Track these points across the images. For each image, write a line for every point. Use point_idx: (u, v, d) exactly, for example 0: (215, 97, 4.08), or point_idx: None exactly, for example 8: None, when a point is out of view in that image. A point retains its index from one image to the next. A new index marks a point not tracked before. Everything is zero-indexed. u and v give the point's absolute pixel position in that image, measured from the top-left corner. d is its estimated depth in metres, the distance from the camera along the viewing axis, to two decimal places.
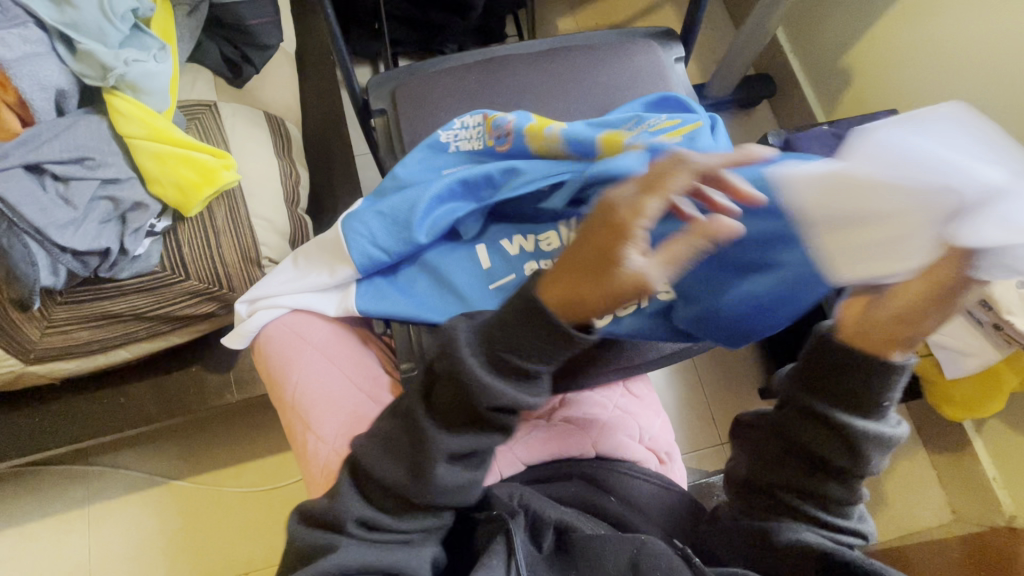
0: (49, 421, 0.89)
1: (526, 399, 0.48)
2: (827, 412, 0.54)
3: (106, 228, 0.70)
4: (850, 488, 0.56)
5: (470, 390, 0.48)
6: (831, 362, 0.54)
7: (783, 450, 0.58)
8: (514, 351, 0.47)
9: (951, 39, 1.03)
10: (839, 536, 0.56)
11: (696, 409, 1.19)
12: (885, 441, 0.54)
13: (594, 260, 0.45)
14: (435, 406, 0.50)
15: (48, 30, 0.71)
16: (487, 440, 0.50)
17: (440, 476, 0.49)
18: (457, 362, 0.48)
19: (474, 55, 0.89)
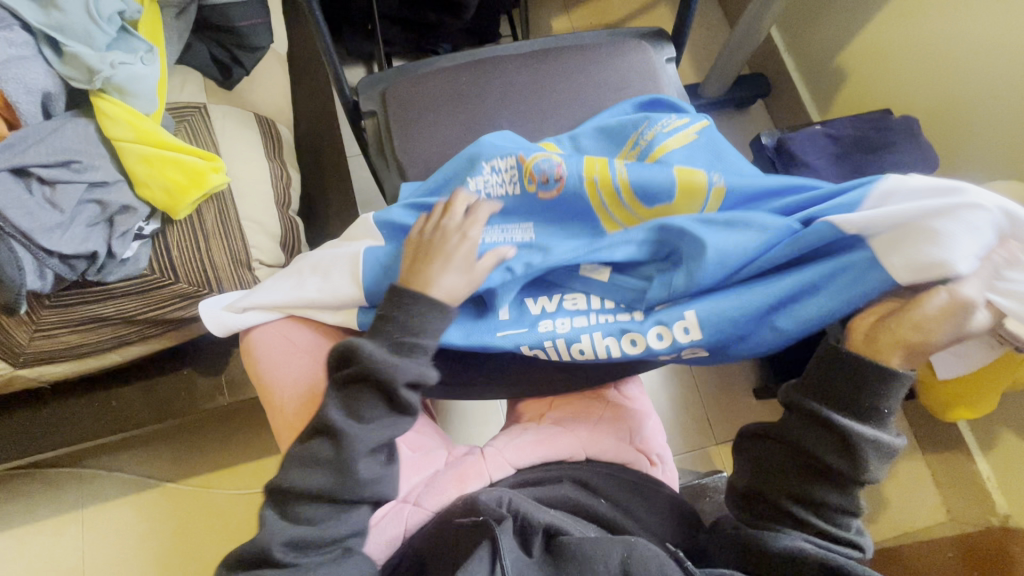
0: (39, 424, 0.89)
1: (425, 380, 0.57)
2: (827, 418, 0.52)
3: (94, 232, 0.70)
4: (849, 498, 0.54)
5: (376, 376, 0.56)
6: (831, 368, 0.52)
7: (783, 456, 0.56)
8: (407, 332, 0.58)
9: (943, 38, 1.03)
10: (835, 546, 0.54)
11: (690, 409, 1.19)
12: (886, 451, 0.52)
13: (439, 253, 0.61)
14: (347, 397, 0.57)
15: (34, 33, 0.70)
16: (399, 428, 0.57)
17: (359, 469, 0.55)
18: (356, 359, 0.56)
19: (465, 56, 0.89)
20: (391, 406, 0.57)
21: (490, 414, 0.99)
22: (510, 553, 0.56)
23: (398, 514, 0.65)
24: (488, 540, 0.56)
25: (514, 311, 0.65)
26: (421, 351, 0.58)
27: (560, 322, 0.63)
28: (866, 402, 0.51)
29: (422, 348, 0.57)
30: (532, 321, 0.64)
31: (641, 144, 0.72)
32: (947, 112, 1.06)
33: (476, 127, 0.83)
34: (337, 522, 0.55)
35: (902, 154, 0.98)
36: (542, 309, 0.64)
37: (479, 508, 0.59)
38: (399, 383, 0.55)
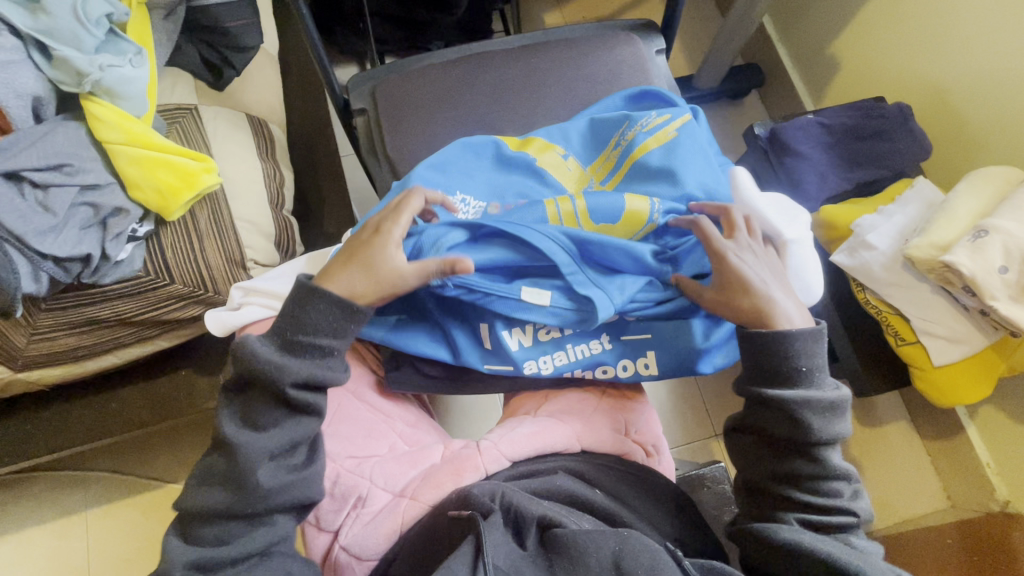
0: (37, 428, 0.89)
1: (322, 378, 0.58)
2: (766, 394, 0.59)
3: (88, 234, 0.71)
4: (825, 464, 0.58)
5: (267, 379, 0.56)
6: (756, 347, 0.59)
7: (761, 446, 0.61)
8: (299, 332, 0.58)
9: (936, 24, 1.03)
10: (831, 518, 0.57)
11: (689, 400, 1.19)
12: (834, 405, 0.58)
13: (354, 251, 0.61)
14: (243, 404, 0.58)
15: (23, 37, 0.71)
16: (300, 429, 0.58)
17: (260, 479, 0.55)
18: (256, 364, 0.56)
19: (454, 52, 0.89)
20: (289, 408, 0.58)
21: (488, 409, 0.99)
22: (496, 548, 0.57)
23: (395, 508, 0.66)
24: (473, 535, 0.57)
25: (495, 345, 0.69)
26: (316, 350, 0.58)
27: (542, 362, 0.69)
28: (788, 368, 0.59)
29: (318, 347, 0.58)
30: (517, 359, 0.68)
31: (622, 146, 0.74)
32: (941, 98, 1.05)
33: (467, 123, 0.83)
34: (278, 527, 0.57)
35: (898, 143, 0.99)
36: (521, 343, 0.68)
37: (472, 501, 0.60)
38: (287, 384, 0.56)
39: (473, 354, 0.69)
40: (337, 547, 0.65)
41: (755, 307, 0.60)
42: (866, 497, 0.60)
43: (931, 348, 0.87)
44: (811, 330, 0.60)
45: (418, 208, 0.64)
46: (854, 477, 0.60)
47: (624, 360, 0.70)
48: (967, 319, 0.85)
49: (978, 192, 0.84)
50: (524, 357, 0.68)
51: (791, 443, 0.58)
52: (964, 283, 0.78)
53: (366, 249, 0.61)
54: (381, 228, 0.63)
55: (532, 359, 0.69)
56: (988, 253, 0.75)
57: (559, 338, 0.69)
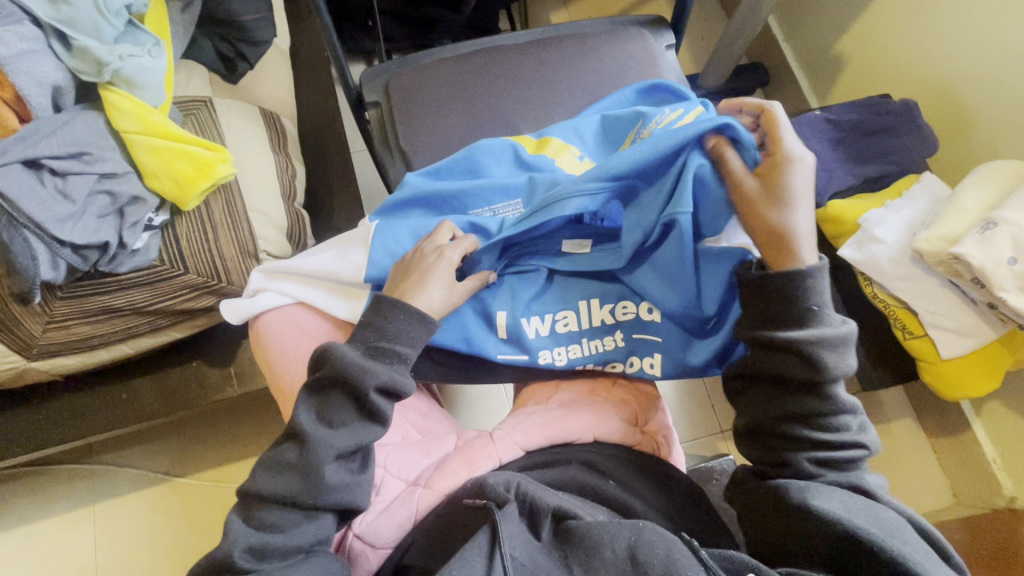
0: (47, 419, 0.89)
1: (400, 386, 0.59)
2: (774, 335, 0.56)
3: (105, 222, 0.71)
4: (835, 402, 0.57)
5: (348, 377, 0.57)
6: (764, 285, 0.56)
7: (769, 387, 0.59)
8: (381, 338, 0.59)
9: (941, 22, 1.04)
10: (841, 453, 0.57)
11: (696, 396, 1.20)
12: (843, 341, 0.57)
13: (416, 269, 0.63)
14: (320, 402, 0.58)
15: (43, 27, 0.72)
16: (370, 434, 0.58)
17: (327, 474, 0.56)
18: (338, 360, 0.57)
19: (465, 46, 0.90)
20: (366, 411, 0.58)
21: (497, 403, 1.00)
22: (511, 538, 0.56)
23: (408, 497, 0.66)
24: (489, 525, 0.57)
25: (513, 333, 0.69)
26: (394, 357, 0.59)
27: (557, 352, 0.70)
28: (797, 306, 0.56)
29: (397, 353, 0.59)
30: (533, 347, 0.70)
31: (639, 142, 0.71)
32: (945, 94, 1.06)
33: (479, 117, 0.84)
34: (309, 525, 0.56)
35: (904, 139, 0.99)
36: (538, 332, 0.69)
37: (484, 488, 0.61)
38: (371, 387, 0.57)
39: (495, 346, 0.70)
40: (350, 535, 0.65)
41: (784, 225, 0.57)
42: (869, 424, 0.60)
43: (940, 341, 0.88)
44: (819, 267, 0.56)
45: (467, 244, 0.66)
46: (859, 408, 0.59)
47: (632, 357, 0.70)
48: (975, 312, 0.86)
49: (986, 185, 0.85)
50: (539, 346, 0.70)
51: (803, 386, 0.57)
52: (974, 275, 0.79)
53: (430, 270, 0.63)
54: (443, 253, 0.64)
55: (546, 350, 0.70)
56: (998, 245, 0.76)
57: (576, 332, 0.70)
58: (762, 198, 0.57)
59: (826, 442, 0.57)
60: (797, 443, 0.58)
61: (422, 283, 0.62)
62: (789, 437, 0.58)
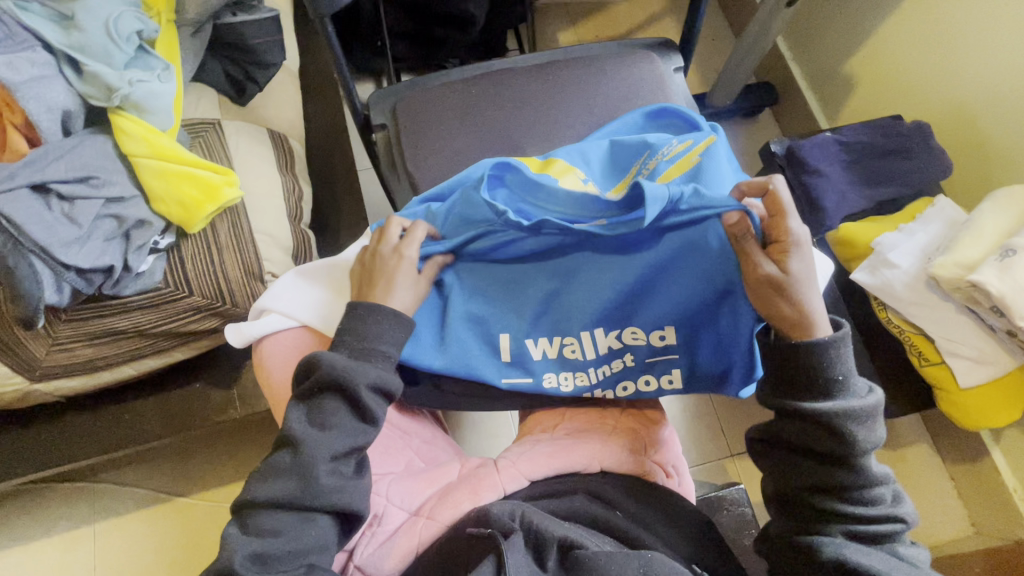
0: (48, 439, 0.88)
1: (389, 385, 0.59)
2: (799, 406, 0.56)
3: (110, 246, 0.71)
4: (867, 473, 0.55)
5: (339, 380, 0.56)
6: (788, 359, 0.57)
7: (793, 457, 0.58)
8: (363, 340, 0.60)
9: (952, 47, 1.03)
10: (875, 526, 0.55)
11: (705, 419, 1.17)
12: (872, 411, 0.56)
13: (383, 273, 0.64)
14: (312, 408, 0.57)
15: (55, 53, 0.73)
16: (364, 434, 0.57)
17: (320, 475, 0.54)
18: (327, 368, 0.57)
19: (473, 69, 0.90)
20: (359, 409, 0.57)
21: (502, 426, 0.98)
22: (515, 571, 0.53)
23: (411, 528, 0.64)
24: (494, 556, 0.54)
25: (517, 357, 0.68)
26: (379, 356, 0.60)
27: (563, 377, 0.68)
28: (821, 377, 0.56)
29: (381, 353, 0.60)
30: (537, 370, 0.68)
31: (644, 175, 0.71)
32: (959, 117, 1.05)
33: (486, 139, 0.83)
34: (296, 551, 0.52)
35: (917, 161, 0.97)
36: (543, 355, 0.68)
37: (488, 517, 0.58)
38: (362, 385, 0.56)
39: (498, 373, 0.68)
40: (351, 566, 0.63)
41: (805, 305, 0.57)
42: (906, 501, 0.58)
43: (957, 369, 0.85)
44: (840, 336, 0.57)
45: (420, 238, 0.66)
46: (893, 482, 0.58)
47: (646, 374, 0.69)
48: (994, 339, 0.84)
49: (1003, 210, 0.83)
50: (545, 369, 0.68)
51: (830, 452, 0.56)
52: (992, 303, 0.77)
53: (395, 273, 0.64)
54: (402, 251, 0.65)
55: (552, 372, 0.68)
56: (1017, 272, 0.74)
57: (583, 359, 0.68)
58: (781, 285, 0.55)
59: (857, 511, 0.55)
60: (826, 514, 0.56)
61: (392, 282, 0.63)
62: (818, 506, 0.56)
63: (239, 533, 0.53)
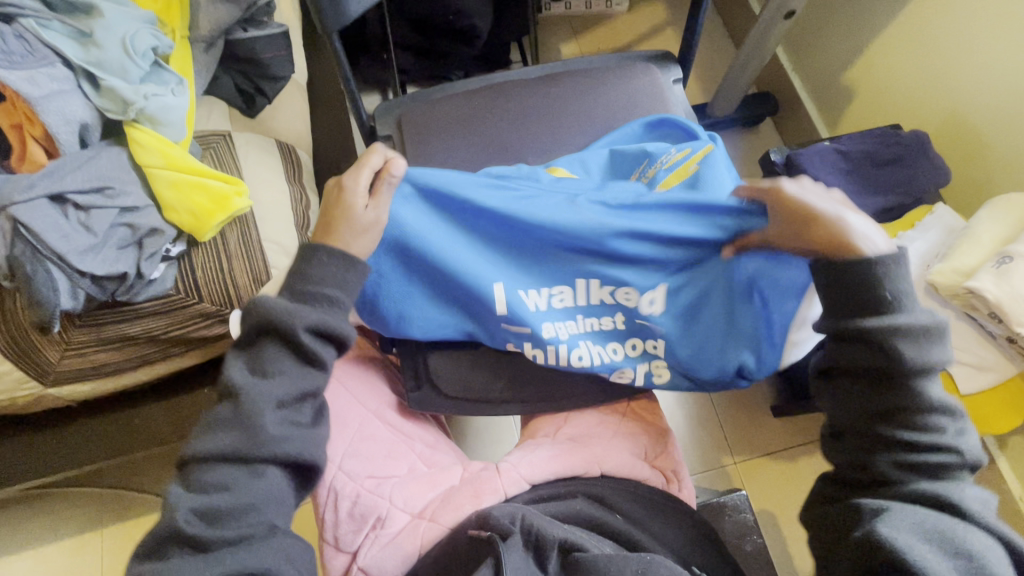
0: (59, 443, 0.90)
1: (335, 328, 0.56)
2: (850, 322, 0.53)
3: (124, 253, 0.74)
4: (923, 397, 0.51)
5: (278, 324, 0.53)
6: (837, 277, 0.54)
7: (849, 384, 0.55)
8: (306, 283, 0.56)
9: (949, 57, 1.05)
10: (931, 457, 0.50)
11: (708, 427, 1.17)
12: (929, 329, 0.52)
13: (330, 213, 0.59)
14: (252, 355, 0.55)
15: (74, 69, 0.76)
16: (313, 380, 0.55)
17: (265, 424, 0.51)
18: (265, 312, 0.54)
19: (477, 81, 0.92)
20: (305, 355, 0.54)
21: (504, 432, 0.99)
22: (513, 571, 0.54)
23: (415, 530, 0.65)
24: (493, 558, 0.55)
25: (512, 309, 0.67)
26: (323, 300, 0.56)
27: (558, 327, 0.67)
28: (875, 292, 0.53)
29: (325, 296, 0.56)
30: (534, 320, 0.67)
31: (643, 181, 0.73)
32: (957, 125, 1.06)
33: (489, 150, 0.85)
34: (249, 516, 0.49)
35: (914, 170, 0.99)
36: (538, 306, 0.67)
37: (489, 520, 0.59)
38: (300, 327, 0.53)
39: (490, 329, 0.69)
40: (355, 568, 0.64)
41: (825, 240, 0.56)
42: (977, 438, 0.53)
43: (957, 375, 0.84)
44: (895, 252, 0.54)
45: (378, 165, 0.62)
46: (959, 414, 0.53)
47: (637, 345, 0.69)
48: (995, 346, 0.84)
49: (1001, 217, 0.84)
50: (542, 319, 0.67)
51: (882, 376, 0.53)
52: (989, 310, 0.77)
53: (339, 208, 0.59)
54: (344, 185, 0.60)
55: (548, 323, 0.67)
56: (1014, 279, 0.75)
57: (574, 308, 0.67)
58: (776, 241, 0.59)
59: (914, 442, 0.51)
60: (881, 445, 0.52)
61: (345, 229, 0.59)
62: (873, 437, 0.53)
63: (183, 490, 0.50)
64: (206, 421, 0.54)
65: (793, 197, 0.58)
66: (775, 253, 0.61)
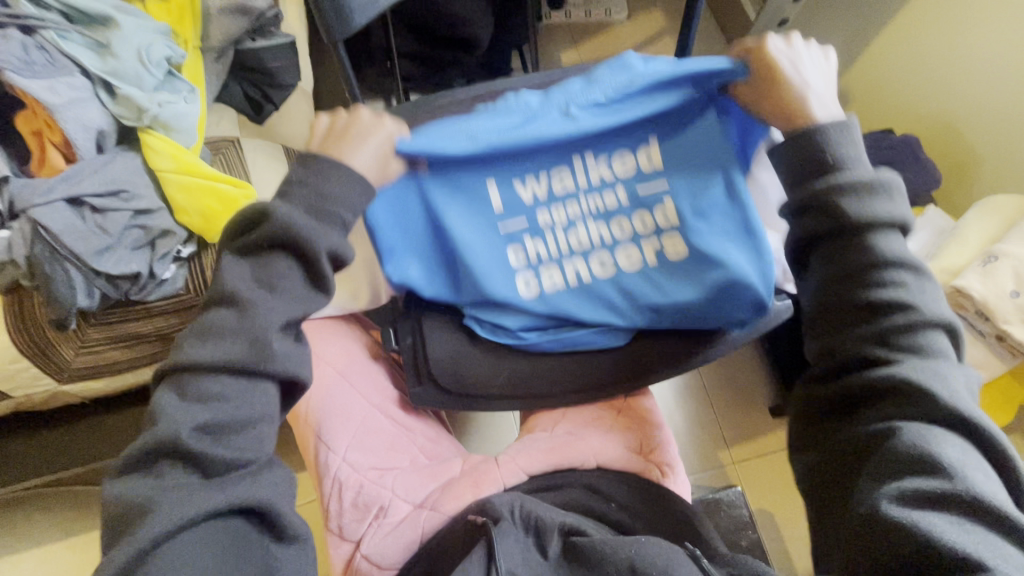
0: (71, 440, 0.93)
1: (347, 256, 0.52)
2: (801, 191, 0.51)
3: (138, 254, 0.77)
4: (881, 258, 0.48)
5: (295, 239, 0.49)
6: (800, 147, 0.52)
7: (817, 265, 0.51)
8: (319, 199, 0.51)
9: (938, 64, 1.07)
10: (901, 321, 0.46)
11: (707, 426, 1.19)
12: (876, 185, 0.49)
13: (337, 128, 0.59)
14: (255, 264, 0.49)
15: (92, 78, 0.79)
16: (315, 304, 0.51)
17: (273, 344, 0.47)
18: (287, 223, 0.48)
19: (477, 89, 0.95)
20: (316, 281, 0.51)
21: (505, 431, 1.01)
22: (508, 546, 0.56)
23: (415, 519, 0.68)
24: (486, 540, 0.56)
25: (510, 205, 0.67)
26: (336, 221, 0.51)
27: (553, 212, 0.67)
28: (819, 157, 0.51)
29: (341, 218, 0.51)
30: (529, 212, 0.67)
31: None
32: (949, 131, 1.08)
33: None
34: (242, 437, 0.46)
35: (907, 172, 1.00)
36: (534, 195, 0.67)
37: (491, 506, 0.62)
38: (320, 248, 0.49)
39: (494, 235, 0.68)
40: (358, 556, 0.67)
41: (787, 97, 0.58)
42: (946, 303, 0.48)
43: None
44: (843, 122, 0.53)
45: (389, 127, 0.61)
46: (921, 271, 0.49)
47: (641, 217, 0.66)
48: (987, 346, 0.83)
49: (988, 218, 0.86)
50: (535, 211, 0.67)
51: (838, 244, 0.49)
52: (976, 309, 0.79)
53: (348, 127, 0.59)
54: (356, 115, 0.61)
55: (542, 211, 0.67)
56: (999, 277, 0.77)
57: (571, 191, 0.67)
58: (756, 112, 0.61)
59: (880, 316, 0.47)
60: (851, 331, 0.48)
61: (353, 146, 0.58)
62: (840, 320, 0.49)
63: (175, 399, 0.46)
64: (195, 327, 0.49)
65: (771, 53, 0.59)
66: (750, 117, 0.63)
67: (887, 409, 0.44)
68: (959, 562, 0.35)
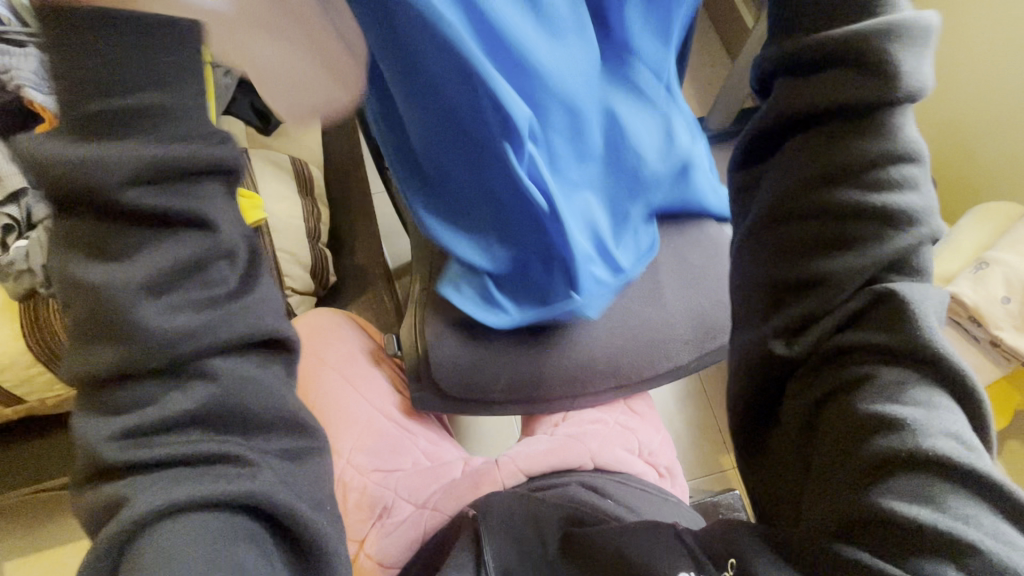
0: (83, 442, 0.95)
1: (192, 163, 0.32)
2: (815, 52, 0.35)
3: None
4: (886, 151, 0.35)
5: (98, 184, 0.29)
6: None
7: (797, 155, 0.38)
8: (93, 103, 0.30)
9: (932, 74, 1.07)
10: (895, 232, 0.35)
11: (707, 431, 1.20)
12: (914, 41, 0.34)
13: None
14: (85, 245, 0.31)
15: None
16: (192, 245, 0.33)
17: (149, 326, 0.31)
18: (65, 165, 0.29)
19: None
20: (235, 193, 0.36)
21: (506, 436, 1.02)
22: (500, 542, 0.57)
23: (417, 518, 0.71)
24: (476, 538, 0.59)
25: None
26: (144, 121, 0.30)
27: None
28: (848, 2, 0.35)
29: (151, 121, 0.31)
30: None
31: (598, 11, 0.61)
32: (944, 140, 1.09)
33: None
34: (191, 430, 0.33)
35: None
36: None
37: (483, 504, 0.63)
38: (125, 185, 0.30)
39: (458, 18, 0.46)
40: (362, 555, 0.69)
41: None
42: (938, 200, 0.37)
43: None
44: None
45: None
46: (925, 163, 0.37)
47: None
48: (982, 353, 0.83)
49: (980, 225, 0.87)
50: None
51: (819, 139, 0.37)
52: (969, 315, 0.81)
53: None
54: None
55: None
56: (989, 284, 0.80)
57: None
58: None
59: (868, 234, 0.35)
60: (812, 253, 0.37)
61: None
62: (821, 233, 0.37)
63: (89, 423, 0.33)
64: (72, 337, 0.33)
65: None
66: None
67: (851, 355, 0.35)
68: (936, 548, 0.28)
